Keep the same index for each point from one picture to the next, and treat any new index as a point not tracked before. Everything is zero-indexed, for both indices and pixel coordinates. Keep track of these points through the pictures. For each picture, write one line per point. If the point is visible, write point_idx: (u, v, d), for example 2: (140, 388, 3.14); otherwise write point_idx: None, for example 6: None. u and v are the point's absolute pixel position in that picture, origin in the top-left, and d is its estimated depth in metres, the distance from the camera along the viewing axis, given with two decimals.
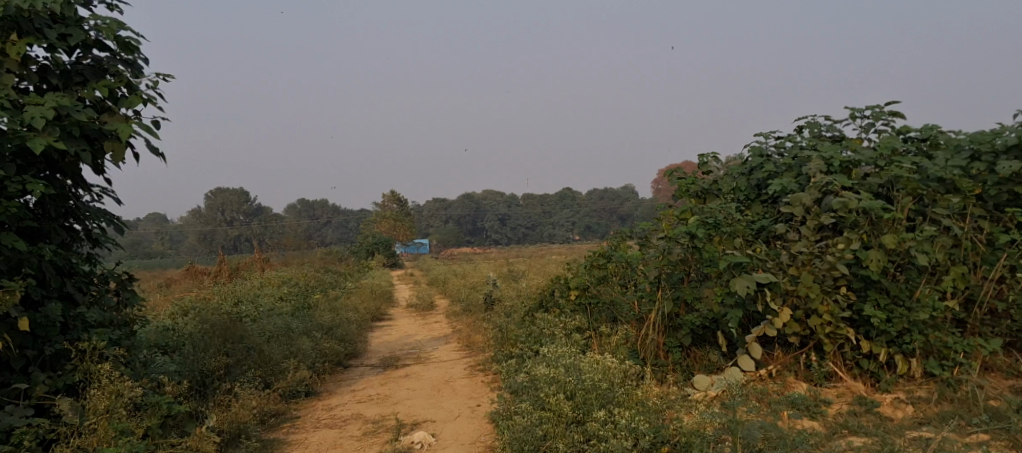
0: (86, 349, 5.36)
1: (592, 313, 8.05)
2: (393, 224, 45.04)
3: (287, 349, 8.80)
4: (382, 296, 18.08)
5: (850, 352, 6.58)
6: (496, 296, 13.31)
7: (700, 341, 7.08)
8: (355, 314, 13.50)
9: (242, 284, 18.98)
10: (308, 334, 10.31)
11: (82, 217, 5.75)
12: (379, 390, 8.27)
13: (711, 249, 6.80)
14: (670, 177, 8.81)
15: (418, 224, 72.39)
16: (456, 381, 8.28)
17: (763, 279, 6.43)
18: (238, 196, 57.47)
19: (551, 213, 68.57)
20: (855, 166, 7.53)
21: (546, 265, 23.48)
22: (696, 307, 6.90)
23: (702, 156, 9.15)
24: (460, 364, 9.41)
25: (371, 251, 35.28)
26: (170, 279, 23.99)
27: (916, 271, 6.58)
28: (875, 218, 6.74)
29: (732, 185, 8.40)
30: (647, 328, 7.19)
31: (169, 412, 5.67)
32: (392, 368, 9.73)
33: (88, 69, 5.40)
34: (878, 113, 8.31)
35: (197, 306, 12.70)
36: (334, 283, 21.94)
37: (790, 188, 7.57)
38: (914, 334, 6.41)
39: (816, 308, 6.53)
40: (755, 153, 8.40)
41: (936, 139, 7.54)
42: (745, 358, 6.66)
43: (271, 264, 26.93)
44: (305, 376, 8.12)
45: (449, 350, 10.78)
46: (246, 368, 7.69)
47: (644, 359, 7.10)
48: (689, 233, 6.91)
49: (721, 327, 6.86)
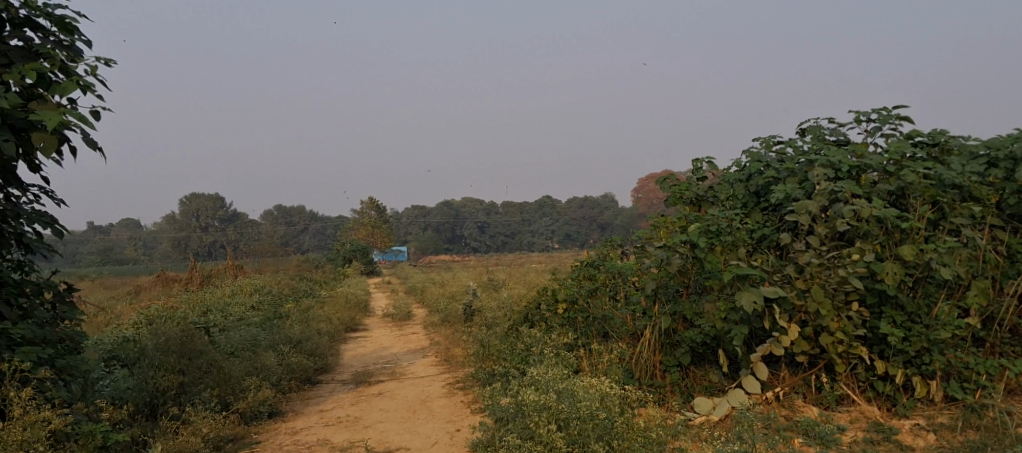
0: (7, 371, 4.82)
1: (582, 328, 7.49)
2: (371, 231, 44.20)
3: (251, 365, 8.16)
4: (357, 305, 17.41)
5: (863, 373, 6.04)
6: (475, 307, 12.71)
7: (700, 360, 6.54)
8: (328, 324, 12.84)
9: (212, 292, 18.23)
10: (275, 349, 9.65)
11: (11, 219, 5.12)
12: (349, 411, 7.63)
13: (714, 260, 6.24)
14: (662, 184, 8.24)
15: (396, 232, 71.57)
16: (433, 401, 7.67)
17: (771, 294, 5.88)
18: (214, 201, 56.45)
19: (531, 221, 68.06)
20: (863, 172, 7.01)
21: (527, 273, 22.92)
22: (696, 323, 6.37)
23: (698, 160, 8.70)
24: (438, 381, 8.80)
25: (348, 258, 34.53)
26: (138, 287, 23.12)
27: (934, 286, 6.05)
28: (890, 228, 6.19)
29: (729, 193, 7.86)
30: (642, 345, 6.64)
31: (105, 443, 5.07)
32: (365, 385, 9.09)
33: (14, 51, 4.76)
34: (885, 117, 7.88)
35: (160, 315, 11.98)
36: (309, 290, 21.23)
37: (795, 195, 7.00)
38: (935, 355, 5.87)
39: (827, 325, 6.00)
40: (753, 158, 7.89)
41: (948, 144, 7.08)
42: (750, 379, 6.11)
43: (245, 271, 26.12)
44: (270, 395, 7.49)
45: (425, 365, 10.15)
46: (202, 387, 7.05)
47: (639, 381, 6.55)
48: (689, 242, 6.37)
49: (724, 345, 6.31)
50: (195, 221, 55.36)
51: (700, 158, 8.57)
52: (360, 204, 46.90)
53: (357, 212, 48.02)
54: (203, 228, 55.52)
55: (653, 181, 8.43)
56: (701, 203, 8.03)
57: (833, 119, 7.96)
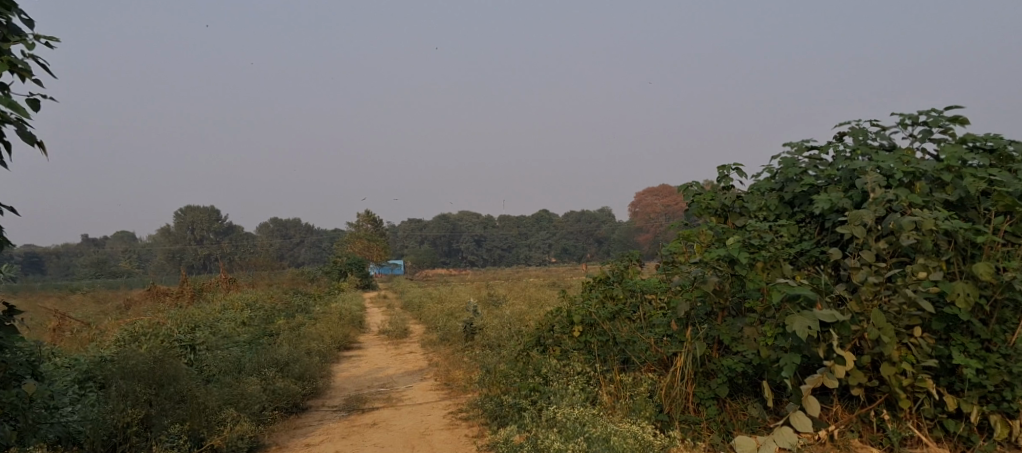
0: None
1: (602, 353, 6.70)
2: (367, 245, 43.27)
3: (231, 392, 7.34)
4: (352, 322, 16.55)
5: (930, 409, 5.23)
6: (477, 324, 11.90)
7: (736, 391, 5.72)
8: (320, 343, 11.99)
9: (201, 307, 17.37)
10: (260, 372, 8.83)
11: None
12: (339, 446, 6.84)
13: (755, 279, 5.52)
14: (685, 192, 7.45)
15: (393, 245, 70.76)
16: (434, 434, 6.88)
17: (828, 318, 5.09)
18: (210, 214, 55.51)
19: (529, 235, 67.23)
20: (915, 180, 6.24)
21: (526, 288, 22.08)
22: (736, 350, 5.58)
23: (723, 167, 7.95)
24: (439, 408, 8.00)
25: (344, 271, 33.68)
26: (129, 300, 22.25)
27: (1012, 311, 5.22)
28: (960, 242, 5.39)
29: (761, 203, 7.12)
30: (673, 375, 5.83)
31: None
32: (358, 412, 8.26)
33: None
34: (935, 119, 6.98)
35: (140, 333, 11.13)
36: (303, 306, 20.35)
37: (841, 205, 6.22)
38: (1018, 390, 5.04)
39: (889, 354, 5.20)
40: (787, 164, 7.15)
41: (1010, 150, 6.30)
42: (800, 415, 5.30)
43: (239, 284, 25.27)
44: (250, 430, 6.74)
45: (423, 389, 9.29)
46: (171, 420, 6.31)
47: (670, 416, 5.73)
48: (728, 257, 5.61)
49: (768, 376, 5.51)
50: (190, 233, 54.30)
51: (727, 165, 7.84)
52: (357, 218, 46.27)
53: (354, 226, 47.22)
54: (198, 241, 54.54)
55: (675, 190, 7.64)
56: (729, 214, 7.24)
57: (876, 121, 7.18)
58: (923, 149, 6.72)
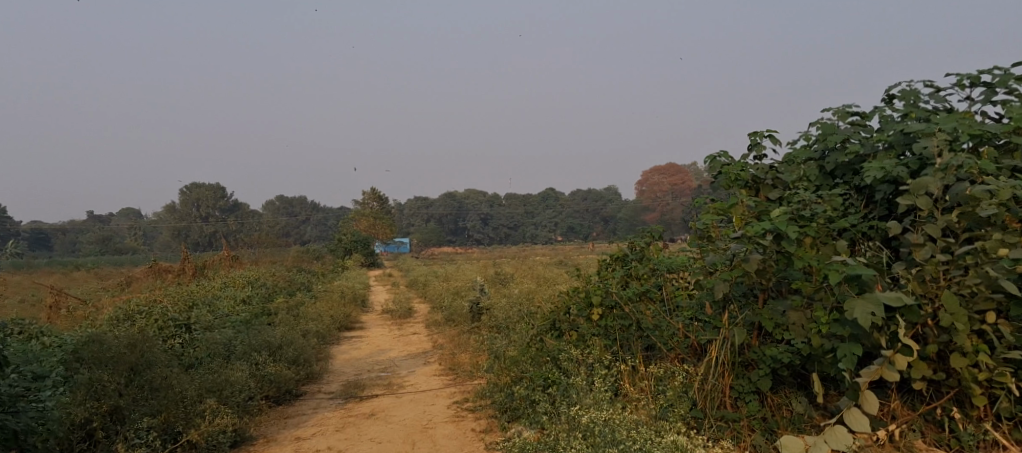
0: None
1: (624, 339, 6.03)
2: (372, 222, 42.40)
3: (215, 378, 6.74)
4: (355, 301, 15.91)
5: (1010, 407, 4.53)
6: (484, 305, 11.23)
7: (778, 384, 5.06)
8: (318, 323, 11.31)
9: (200, 285, 16.73)
10: (251, 355, 8.19)
11: None
12: (332, 442, 6.18)
13: (805, 256, 4.85)
14: (712, 163, 6.69)
15: (399, 223, 70.11)
16: (439, 427, 6.24)
17: (894, 302, 4.39)
18: (216, 190, 54.75)
19: (535, 213, 66.45)
20: (981, 145, 5.50)
21: (534, 267, 21.37)
22: (782, 338, 4.91)
23: (755, 133, 7.26)
24: (443, 397, 7.35)
25: (349, 250, 32.98)
26: (129, 277, 21.63)
27: None
28: None
29: (799, 173, 6.39)
30: (708, 365, 5.16)
31: None
32: (356, 400, 7.62)
33: None
34: (1000, 78, 6.20)
35: (128, 312, 10.48)
36: (305, 284, 19.68)
37: (896, 173, 5.50)
38: None
39: (962, 343, 4.50)
40: (829, 130, 6.41)
41: None
42: (856, 413, 4.61)
43: (242, 262, 24.64)
44: (231, 422, 6.18)
45: (426, 374, 8.64)
46: (141, 413, 5.80)
47: (704, 412, 5.07)
48: (774, 232, 4.93)
49: (819, 368, 4.84)
50: (195, 210, 53.59)
51: (760, 132, 7.16)
52: (362, 195, 45.68)
53: (359, 203, 46.59)
54: (204, 219, 53.81)
55: (702, 160, 6.91)
56: (760, 186, 6.49)
57: (931, 82, 6.42)
58: (984, 111, 5.98)
